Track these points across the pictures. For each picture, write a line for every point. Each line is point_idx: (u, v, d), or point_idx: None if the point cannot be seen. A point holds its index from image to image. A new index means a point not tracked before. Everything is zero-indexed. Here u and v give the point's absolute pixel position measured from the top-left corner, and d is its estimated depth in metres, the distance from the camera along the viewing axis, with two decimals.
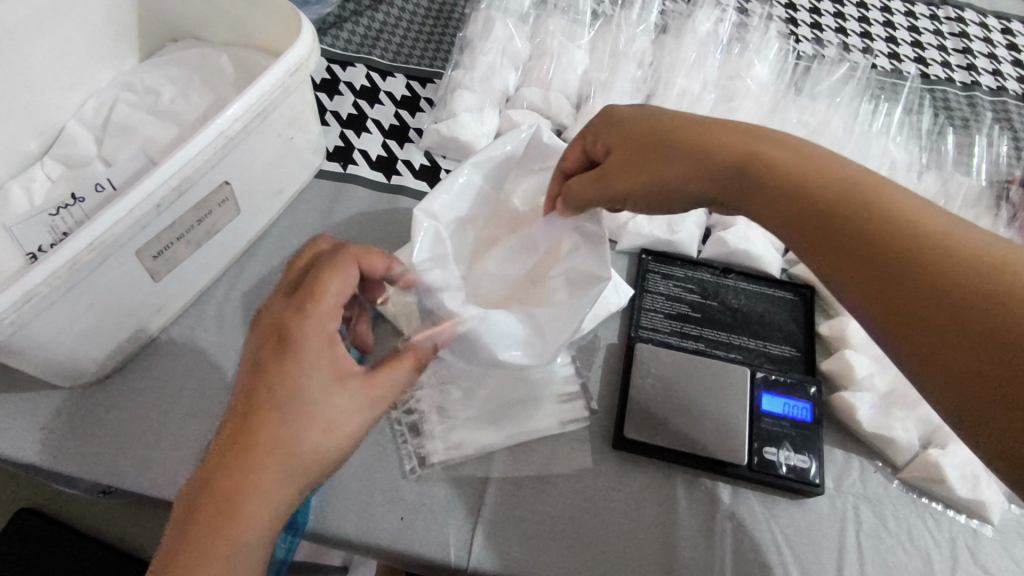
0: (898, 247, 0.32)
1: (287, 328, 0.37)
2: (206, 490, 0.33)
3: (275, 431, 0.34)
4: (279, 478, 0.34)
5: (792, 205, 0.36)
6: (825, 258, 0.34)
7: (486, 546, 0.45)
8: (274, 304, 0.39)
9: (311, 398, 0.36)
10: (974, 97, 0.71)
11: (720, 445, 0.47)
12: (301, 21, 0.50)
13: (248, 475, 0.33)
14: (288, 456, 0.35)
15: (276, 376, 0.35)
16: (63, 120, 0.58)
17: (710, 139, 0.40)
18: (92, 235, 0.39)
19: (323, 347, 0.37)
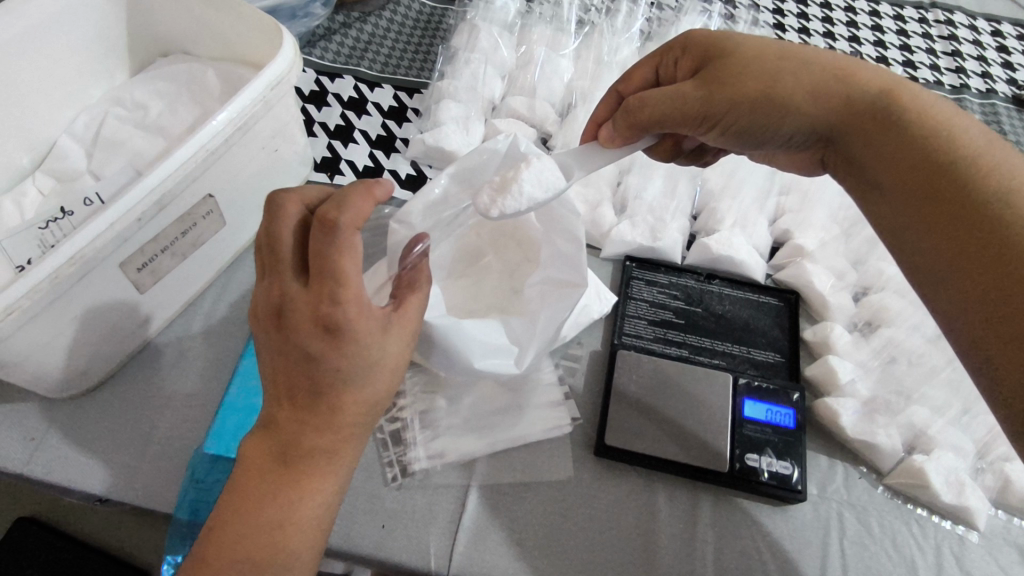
0: (988, 194, 0.36)
1: (331, 318, 0.35)
2: (296, 450, 0.37)
3: (338, 395, 0.37)
4: (351, 428, 0.38)
5: (905, 138, 0.40)
6: (916, 187, 0.38)
7: (467, 554, 0.45)
8: (295, 289, 0.37)
9: (358, 363, 0.37)
10: (963, 100, 0.71)
11: (701, 451, 0.48)
12: (283, 34, 0.51)
13: (334, 433, 0.37)
14: (344, 416, 0.37)
15: (336, 360, 0.36)
16: (54, 135, 0.59)
17: (860, 77, 0.43)
18: (74, 247, 0.40)
19: (371, 322, 0.37)
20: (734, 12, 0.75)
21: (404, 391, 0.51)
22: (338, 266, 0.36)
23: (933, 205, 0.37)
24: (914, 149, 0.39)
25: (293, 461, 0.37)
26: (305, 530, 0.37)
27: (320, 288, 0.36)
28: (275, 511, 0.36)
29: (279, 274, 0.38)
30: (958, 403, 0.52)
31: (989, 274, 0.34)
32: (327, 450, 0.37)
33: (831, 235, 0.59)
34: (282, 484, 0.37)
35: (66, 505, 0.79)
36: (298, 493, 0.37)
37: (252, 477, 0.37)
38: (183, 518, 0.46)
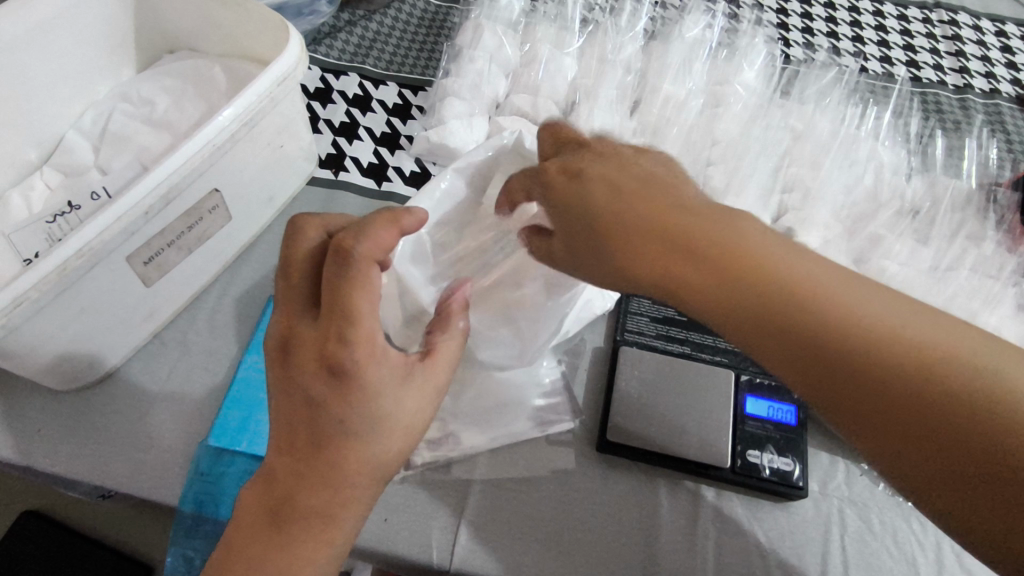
0: (920, 373, 0.30)
1: (337, 361, 0.36)
2: (291, 503, 0.36)
3: (340, 448, 0.36)
4: (353, 485, 0.37)
5: (798, 308, 0.33)
6: (842, 373, 0.31)
7: (469, 548, 0.45)
8: (306, 329, 0.37)
9: (367, 410, 0.36)
10: (966, 100, 0.71)
11: (704, 447, 0.48)
12: (289, 31, 0.52)
13: (336, 490, 0.36)
14: (347, 471, 0.36)
15: (340, 409, 0.36)
16: (61, 130, 0.60)
17: (658, 208, 0.37)
18: (80, 241, 0.41)
19: (381, 370, 0.37)
20: (738, 12, 0.75)
21: None
22: (346, 310, 0.36)
23: (865, 396, 0.30)
24: (810, 322, 0.32)
25: (294, 509, 0.36)
26: None
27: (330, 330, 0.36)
28: (270, 563, 0.36)
29: (292, 316, 0.38)
30: None
31: (959, 475, 0.28)
32: (330, 502, 0.36)
33: (833, 234, 0.57)
34: (283, 534, 0.36)
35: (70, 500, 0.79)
36: (299, 543, 0.36)
37: (248, 525, 0.37)
38: (188, 509, 0.47)
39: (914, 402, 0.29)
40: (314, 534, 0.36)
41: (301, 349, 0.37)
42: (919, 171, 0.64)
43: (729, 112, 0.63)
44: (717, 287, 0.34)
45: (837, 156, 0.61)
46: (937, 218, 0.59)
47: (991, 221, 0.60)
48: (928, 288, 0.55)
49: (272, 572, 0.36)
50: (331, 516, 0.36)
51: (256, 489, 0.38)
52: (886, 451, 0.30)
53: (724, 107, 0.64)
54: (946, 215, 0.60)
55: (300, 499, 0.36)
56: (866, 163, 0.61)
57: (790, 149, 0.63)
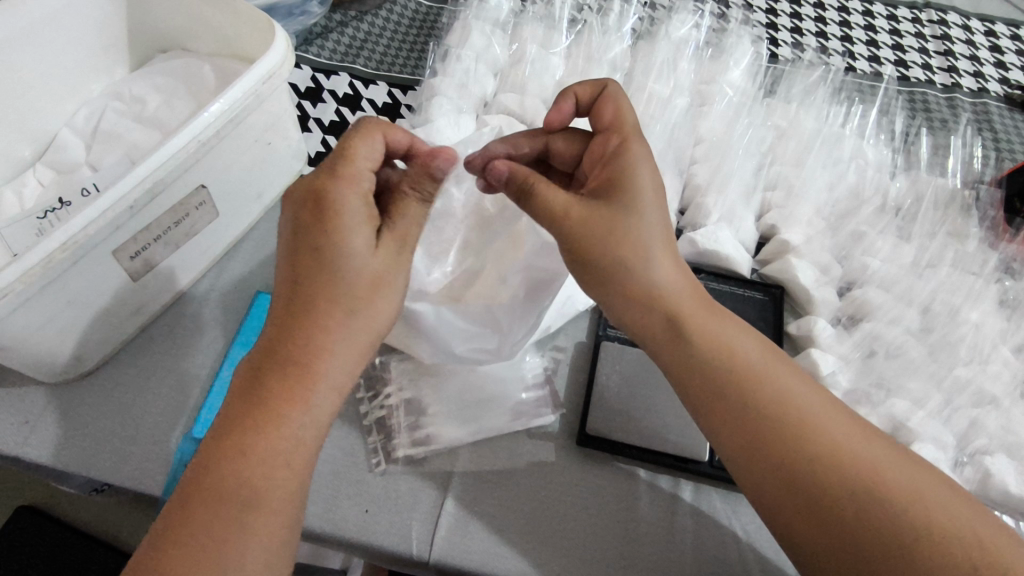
0: (846, 482, 0.37)
1: (322, 191, 0.40)
2: (275, 353, 0.38)
3: (318, 288, 0.39)
4: (327, 336, 0.39)
5: (764, 403, 0.40)
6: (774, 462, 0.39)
7: (449, 540, 0.46)
8: (355, 253, 0.40)
9: (345, 352, 0.39)
10: (954, 99, 0.71)
11: (681, 442, 0.48)
12: (276, 31, 0.53)
13: (319, 343, 0.38)
14: (322, 316, 0.39)
15: (317, 239, 0.39)
16: (54, 127, 0.61)
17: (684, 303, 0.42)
18: (66, 234, 0.41)
19: (359, 206, 0.40)
20: (726, 12, 0.76)
21: (391, 379, 0.52)
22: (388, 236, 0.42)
23: (808, 486, 0.38)
24: (777, 448, 0.39)
25: (265, 439, 0.37)
26: (261, 465, 0.36)
27: (386, 259, 0.41)
28: (255, 433, 0.37)
29: (323, 254, 0.39)
30: (938, 395, 0.50)
31: (852, 548, 0.35)
32: (295, 437, 0.38)
33: (815, 230, 0.58)
34: (252, 459, 0.36)
35: (72, 498, 0.80)
36: (266, 475, 0.36)
37: (242, 391, 0.38)
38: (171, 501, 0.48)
39: (827, 492, 0.37)
40: (283, 469, 0.37)
41: (329, 287, 0.39)
42: (903, 170, 0.64)
43: (713, 112, 0.64)
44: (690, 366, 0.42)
45: (821, 153, 0.62)
46: (920, 215, 0.60)
47: (974, 219, 0.60)
48: (908, 285, 0.56)
49: (249, 438, 0.37)
50: (296, 457, 0.38)
51: (232, 411, 0.38)
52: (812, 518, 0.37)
53: (709, 107, 0.64)
54: (930, 213, 0.60)
55: (277, 434, 0.37)
56: (850, 161, 0.62)
57: (774, 148, 0.63)
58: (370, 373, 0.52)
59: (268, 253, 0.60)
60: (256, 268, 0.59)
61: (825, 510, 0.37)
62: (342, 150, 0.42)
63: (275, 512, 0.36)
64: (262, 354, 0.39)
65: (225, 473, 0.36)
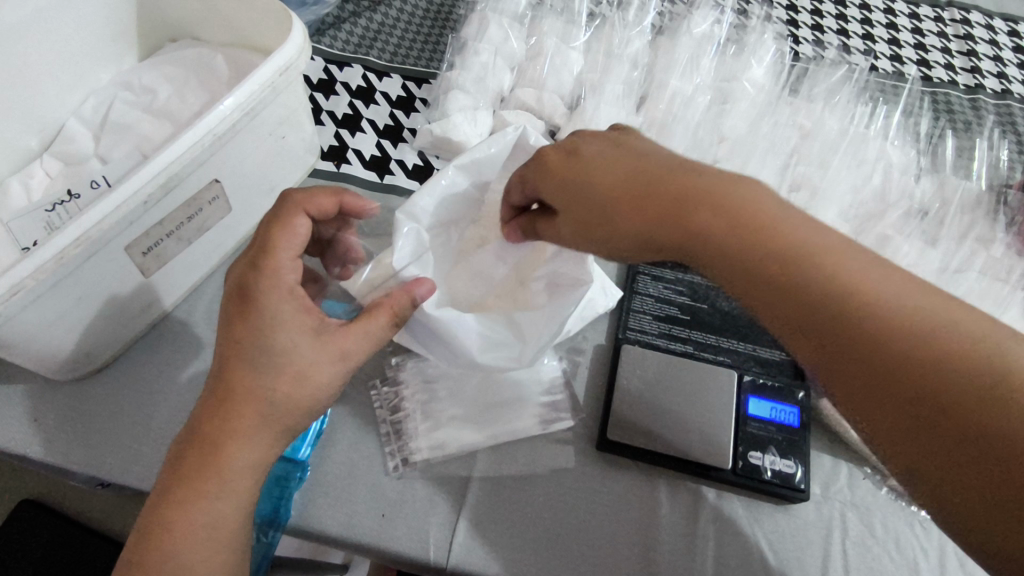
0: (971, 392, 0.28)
1: (245, 287, 0.39)
2: (195, 435, 0.37)
3: (232, 380, 0.37)
4: (241, 416, 0.37)
5: (847, 294, 0.31)
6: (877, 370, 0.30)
7: (468, 546, 0.45)
8: (283, 343, 0.38)
9: (245, 421, 0.37)
10: (978, 100, 0.70)
11: (705, 450, 0.47)
12: (292, 21, 0.51)
13: (230, 418, 0.37)
14: (237, 400, 0.37)
15: (240, 332, 0.38)
16: (61, 117, 0.59)
17: (645, 185, 0.37)
18: (78, 230, 0.40)
19: (284, 297, 0.39)
20: (747, 8, 0.74)
21: (407, 381, 0.51)
22: (263, 291, 0.38)
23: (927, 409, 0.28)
24: (869, 348, 0.30)
25: (195, 536, 0.36)
26: (186, 536, 0.36)
27: (309, 351, 0.39)
28: (174, 513, 0.36)
29: (241, 349, 0.38)
30: None
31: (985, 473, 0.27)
32: (217, 509, 0.37)
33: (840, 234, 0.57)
34: (178, 531, 0.36)
35: (78, 493, 0.81)
36: (183, 540, 0.36)
37: (168, 472, 0.37)
38: None
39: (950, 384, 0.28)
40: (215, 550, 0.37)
41: (233, 373, 0.37)
42: (927, 172, 0.63)
43: (736, 109, 0.63)
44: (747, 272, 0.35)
45: (845, 155, 0.61)
46: (946, 219, 0.59)
47: (1000, 223, 0.59)
48: None
49: (174, 514, 0.36)
50: (210, 525, 0.37)
51: (157, 500, 0.37)
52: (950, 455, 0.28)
53: (732, 104, 0.63)
54: (955, 217, 0.59)
55: (182, 503, 0.36)
56: (875, 163, 0.61)
57: (798, 148, 0.62)
58: (386, 374, 0.52)
59: None
60: None
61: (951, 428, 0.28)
62: (263, 243, 0.40)
63: None
64: (191, 448, 0.37)
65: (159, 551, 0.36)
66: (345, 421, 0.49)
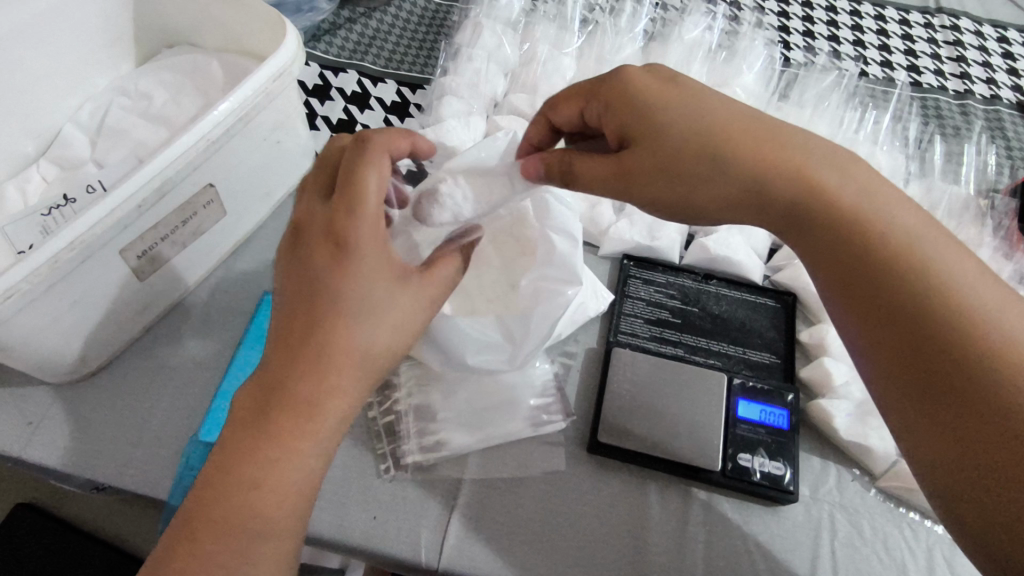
0: (962, 353, 0.35)
1: (342, 236, 0.37)
2: (291, 385, 0.36)
3: (335, 332, 0.37)
4: (344, 374, 0.37)
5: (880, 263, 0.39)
6: (872, 309, 0.38)
7: (458, 547, 0.45)
8: (384, 301, 0.38)
9: (337, 379, 0.37)
10: (967, 106, 0.71)
11: (695, 452, 0.48)
12: (286, 28, 0.52)
13: (331, 373, 0.37)
14: (341, 354, 0.37)
15: (340, 286, 0.37)
16: (58, 123, 0.60)
17: (721, 140, 0.41)
18: (73, 234, 0.41)
19: (378, 252, 0.38)
20: (739, 14, 0.75)
21: (399, 383, 0.52)
22: (363, 244, 0.37)
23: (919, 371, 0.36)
24: (885, 300, 0.38)
25: (278, 488, 0.36)
26: (275, 488, 0.36)
27: (408, 309, 0.39)
28: (261, 464, 0.36)
29: (344, 305, 0.37)
30: None
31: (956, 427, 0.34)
32: (310, 463, 0.37)
33: None
34: (269, 484, 0.36)
35: (74, 496, 0.80)
36: (269, 504, 0.36)
37: (250, 417, 0.37)
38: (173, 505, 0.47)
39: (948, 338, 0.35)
40: (299, 504, 0.37)
41: (340, 328, 0.37)
42: (916, 177, 0.64)
43: None
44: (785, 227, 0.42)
45: None
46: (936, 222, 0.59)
47: (988, 227, 0.59)
48: None
49: (263, 464, 0.36)
50: (303, 477, 0.37)
51: (241, 447, 0.36)
52: (932, 415, 0.35)
53: None
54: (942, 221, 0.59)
55: (271, 467, 0.36)
56: None
57: None
58: None
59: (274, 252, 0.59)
60: (261, 268, 0.58)
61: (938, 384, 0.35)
62: (351, 185, 0.37)
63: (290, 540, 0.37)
64: (286, 395, 0.36)
65: (246, 500, 0.36)
66: None
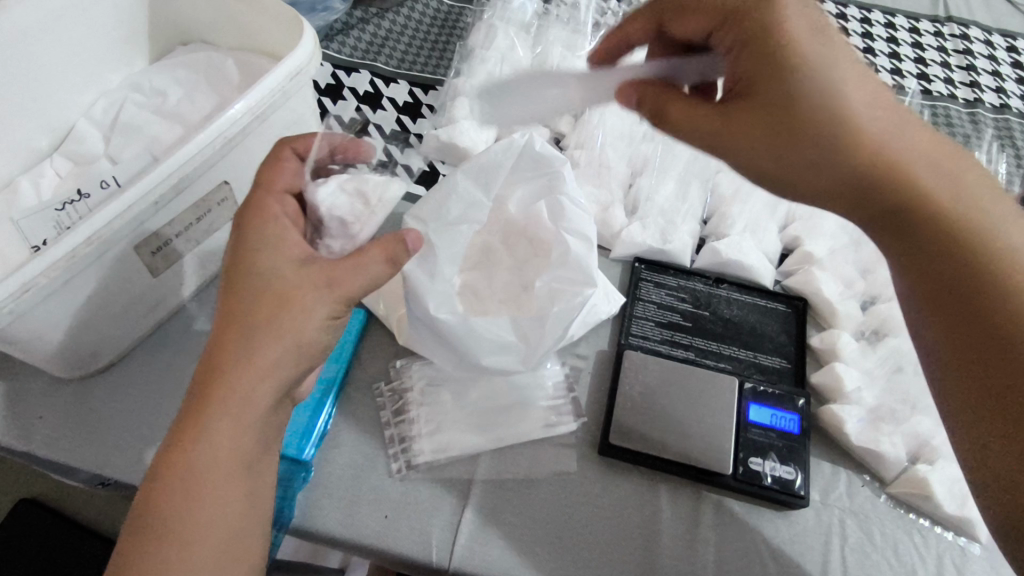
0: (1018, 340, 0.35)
1: (243, 217, 0.41)
2: (205, 361, 0.38)
3: (232, 305, 0.39)
4: (235, 341, 0.38)
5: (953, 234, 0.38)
6: (945, 274, 0.38)
7: (469, 547, 0.45)
8: (275, 270, 0.39)
9: (263, 366, 0.38)
10: (977, 114, 0.71)
11: (705, 456, 0.48)
12: (304, 27, 0.52)
13: (229, 344, 0.38)
14: (236, 324, 0.38)
15: (239, 261, 0.40)
16: (72, 118, 0.60)
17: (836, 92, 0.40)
18: (91, 229, 0.41)
19: (279, 226, 0.41)
20: None
21: (411, 383, 0.52)
22: (251, 218, 0.41)
23: (967, 347, 0.36)
24: (954, 272, 0.37)
25: (182, 454, 0.37)
26: (183, 457, 0.37)
27: (305, 280, 0.39)
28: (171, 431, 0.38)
29: (238, 275, 0.39)
30: None
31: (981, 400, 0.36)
32: (211, 432, 0.37)
33: None
34: (177, 451, 0.37)
35: (78, 492, 0.80)
36: (173, 472, 0.37)
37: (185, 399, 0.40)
38: None
39: (999, 314, 0.35)
40: (203, 476, 0.37)
41: (236, 299, 0.39)
42: None
43: None
44: (854, 195, 0.41)
45: None
46: None
47: None
48: None
49: (174, 434, 0.37)
50: (207, 446, 0.37)
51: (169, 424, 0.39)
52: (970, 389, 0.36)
53: None
54: None
55: (177, 435, 0.37)
56: None
57: None
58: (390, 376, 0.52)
59: None
60: None
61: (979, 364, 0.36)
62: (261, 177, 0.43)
63: (206, 518, 0.37)
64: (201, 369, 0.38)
65: (161, 467, 0.37)
66: (349, 423, 0.50)
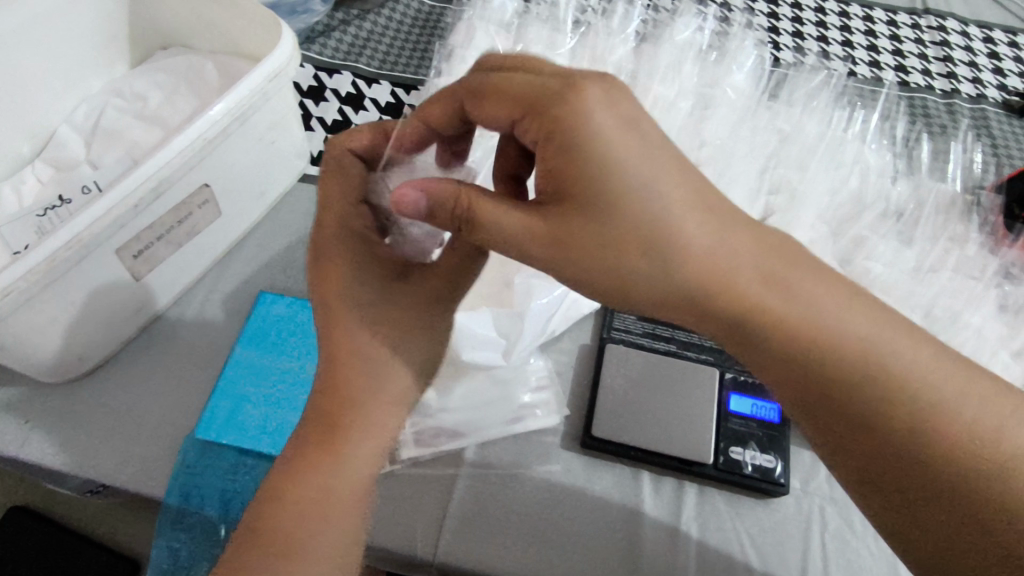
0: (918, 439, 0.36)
1: (333, 255, 0.43)
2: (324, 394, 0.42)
3: (339, 338, 0.42)
4: (352, 368, 0.42)
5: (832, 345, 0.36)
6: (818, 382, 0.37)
7: (454, 542, 0.46)
8: (373, 299, 0.43)
9: (388, 394, 0.42)
10: (954, 104, 0.72)
11: (687, 447, 0.48)
12: (281, 29, 0.52)
13: (343, 375, 0.42)
14: (347, 354, 0.42)
15: (332, 294, 0.43)
16: (52, 124, 0.60)
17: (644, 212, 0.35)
18: (69, 234, 0.41)
19: (372, 257, 0.44)
20: (729, 16, 0.76)
21: None
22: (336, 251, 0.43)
23: (872, 448, 0.37)
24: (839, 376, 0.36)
25: (318, 482, 0.40)
26: (315, 483, 0.40)
27: (405, 303, 0.44)
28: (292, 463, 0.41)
29: (342, 306, 0.42)
30: None
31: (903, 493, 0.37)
32: (342, 455, 0.41)
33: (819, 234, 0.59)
34: (304, 481, 0.40)
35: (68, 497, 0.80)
36: (308, 497, 0.40)
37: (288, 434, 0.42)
38: (173, 502, 0.47)
39: (901, 428, 0.36)
40: (326, 497, 0.40)
41: (342, 329, 0.42)
42: (904, 174, 0.65)
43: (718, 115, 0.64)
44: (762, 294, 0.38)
45: (823, 159, 0.62)
46: (920, 219, 0.60)
47: (973, 224, 0.61)
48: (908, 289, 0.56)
49: (300, 467, 0.40)
50: (336, 470, 0.40)
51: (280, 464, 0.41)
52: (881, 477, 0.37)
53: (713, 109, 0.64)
54: (927, 217, 0.61)
55: (301, 469, 0.40)
56: (852, 167, 0.63)
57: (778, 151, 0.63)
58: None
59: (269, 251, 0.59)
60: (257, 267, 0.58)
61: (897, 458, 0.36)
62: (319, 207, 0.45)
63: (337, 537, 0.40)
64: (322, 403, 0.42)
65: (290, 497, 0.40)
66: None
